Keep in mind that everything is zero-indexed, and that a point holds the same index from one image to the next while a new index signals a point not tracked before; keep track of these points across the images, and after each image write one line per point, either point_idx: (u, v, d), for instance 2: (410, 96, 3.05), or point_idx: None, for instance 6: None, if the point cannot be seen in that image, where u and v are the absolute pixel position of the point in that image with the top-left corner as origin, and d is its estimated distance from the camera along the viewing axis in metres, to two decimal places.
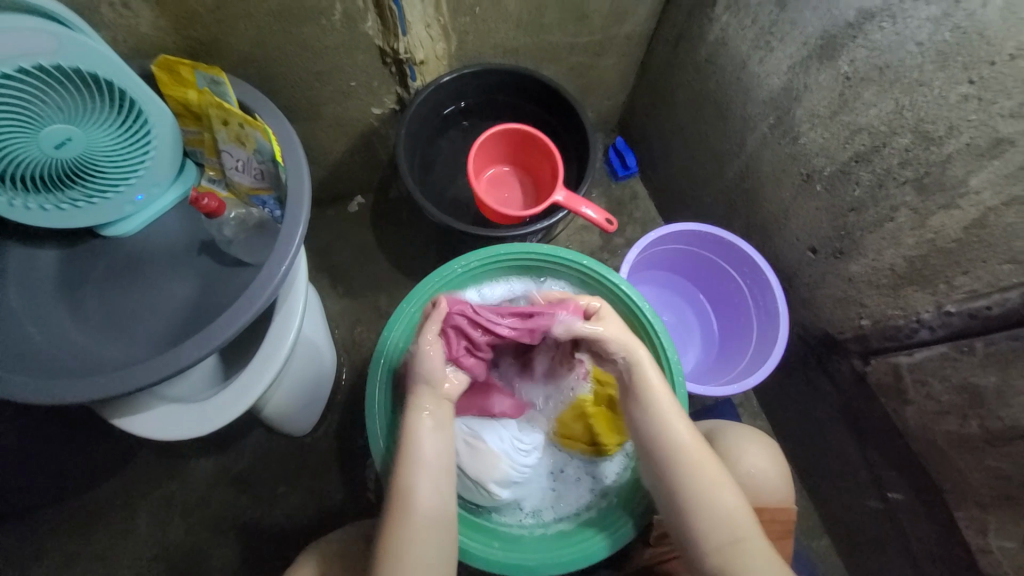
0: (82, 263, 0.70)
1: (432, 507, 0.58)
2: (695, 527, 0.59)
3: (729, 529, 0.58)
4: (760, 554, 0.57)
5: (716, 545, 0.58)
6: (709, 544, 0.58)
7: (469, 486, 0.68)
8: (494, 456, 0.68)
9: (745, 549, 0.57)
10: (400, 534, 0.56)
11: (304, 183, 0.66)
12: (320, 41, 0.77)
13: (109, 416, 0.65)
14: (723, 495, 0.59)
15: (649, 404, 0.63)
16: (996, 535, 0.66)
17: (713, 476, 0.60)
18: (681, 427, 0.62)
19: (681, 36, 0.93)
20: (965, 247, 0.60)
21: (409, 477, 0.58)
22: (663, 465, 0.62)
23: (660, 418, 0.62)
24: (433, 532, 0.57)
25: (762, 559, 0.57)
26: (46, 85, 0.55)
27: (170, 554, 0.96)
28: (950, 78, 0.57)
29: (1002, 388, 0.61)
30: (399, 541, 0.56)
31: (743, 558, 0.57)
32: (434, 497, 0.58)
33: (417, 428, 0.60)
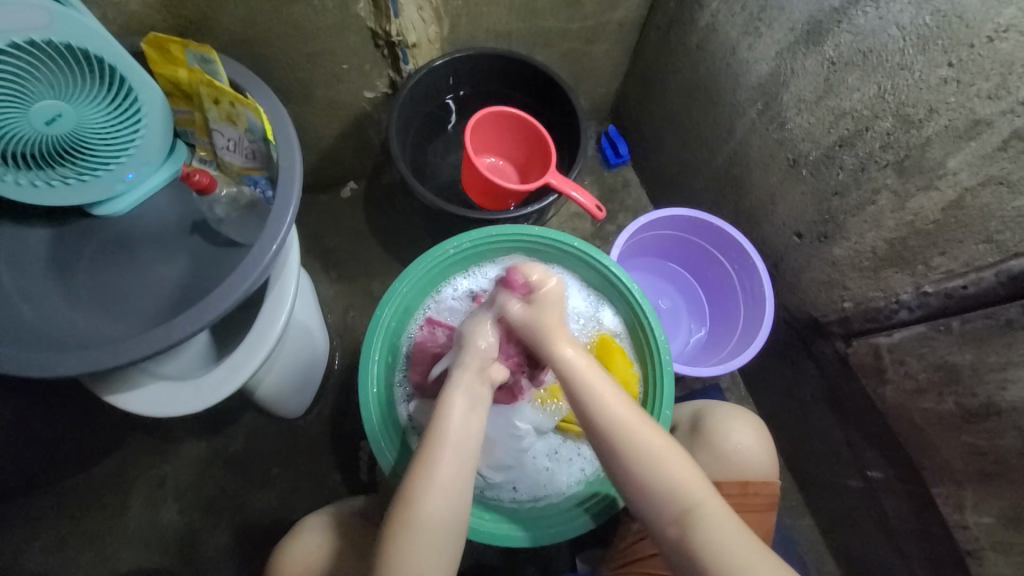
0: (73, 240, 0.70)
1: (447, 501, 0.55)
2: (648, 504, 0.57)
3: (681, 500, 0.56)
4: (717, 518, 0.55)
5: (671, 519, 0.56)
6: (666, 519, 0.56)
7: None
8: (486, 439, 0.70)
9: (701, 516, 0.55)
10: (411, 519, 0.54)
11: (295, 162, 0.66)
12: (311, 22, 0.77)
13: (101, 392, 0.66)
14: (668, 464, 0.56)
15: (574, 385, 0.60)
16: (973, 510, 0.68)
17: (653, 447, 0.57)
18: (612, 402, 0.59)
19: (672, 22, 0.94)
20: (943, 228, 0.62)
21: (432, 463, 0.57)
22: (601, 444, 0.59)
23: (586, 398, 0.59)
24: (446, 528, 0.55)
25: (722, 523, 0.55)
26: (36, 60, 0.55)
27: (164, 534, 0.97)
28: (930, 62, 0.58)
29: (977, 365, 0.63)
30: (407, 528, 0.54)
31: (700, 525, 0.54)
32: (452, 492, 0.56)
33: (448, 416, 0.60)
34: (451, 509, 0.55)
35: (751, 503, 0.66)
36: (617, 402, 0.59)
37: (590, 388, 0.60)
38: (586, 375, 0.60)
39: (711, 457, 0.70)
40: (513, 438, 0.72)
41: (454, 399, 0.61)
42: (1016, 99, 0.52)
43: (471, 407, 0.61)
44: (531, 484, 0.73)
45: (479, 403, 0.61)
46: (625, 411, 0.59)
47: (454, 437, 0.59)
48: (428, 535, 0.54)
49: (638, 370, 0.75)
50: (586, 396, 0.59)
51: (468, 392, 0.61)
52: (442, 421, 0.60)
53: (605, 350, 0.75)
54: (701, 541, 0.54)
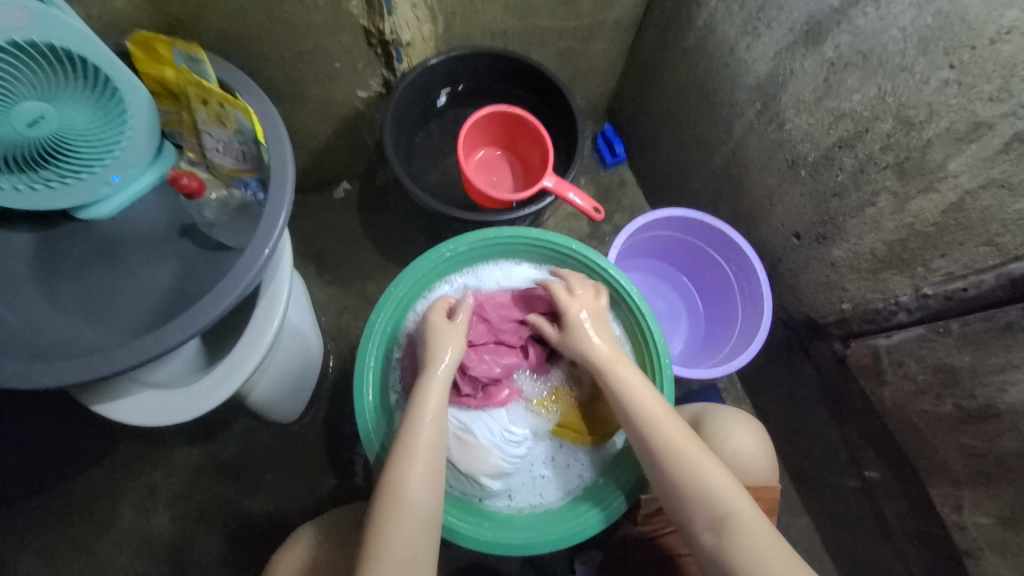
0: (57, 246, 0.68)
1: (425, 486, 0.59)
2: (684, 505, 0.59)
3: (717, 504, 0.57)
4: (753, 525, 0.56)
5: (707, 521, 0.57)
6: (701, 521, 0.58)
7: (458, 477, 0.68)
8: (482, 449, 0.68)
9: (736, 521, 0.56)
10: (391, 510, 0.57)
11: (287, 163, 0.65)
12: (303, 20, 0.75)
13: (88, 401, 0.64)
14: (704, 468, 0.59)
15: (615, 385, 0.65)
16: (971, 511, 0.68)
17: (690, 451, 0.60)
18: (651, 407, 0.63)
19: (670, 21, 0.93)
20: (943, 231, 0.62)
21: (409, 454, 0.60)
22: (643, 447, 0.62)
23: (628, 402, 0.64)
24: (421, 515, 0.58)
25: (756, 530, 0.56)
26: (17, 60, 0.53)
27: (156, 543, 0.95)
28: (931, 63, 0.57)
29: (976, 368, 0.63)
30: (390, 515, 0.57)
31: (733, 530, 0.56)
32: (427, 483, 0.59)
33: (421, 416, 0.62)
34: (426, 492, 0.59)
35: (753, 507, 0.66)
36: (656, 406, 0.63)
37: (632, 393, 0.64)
38: (627, 378, 0.65)
39: None
40: (511, 444, 0.70)
41: (427, 391, 0.63)
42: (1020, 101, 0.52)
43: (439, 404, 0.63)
44: (528, 489, 0.71)
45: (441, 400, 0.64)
46: (664, 416, 0.62)
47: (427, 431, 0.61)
48: (410, 520, 0.57)
49: None
50: (626, 398, 0.64)
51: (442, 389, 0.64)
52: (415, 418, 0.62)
53: None
54: (736, 546, 0.55)
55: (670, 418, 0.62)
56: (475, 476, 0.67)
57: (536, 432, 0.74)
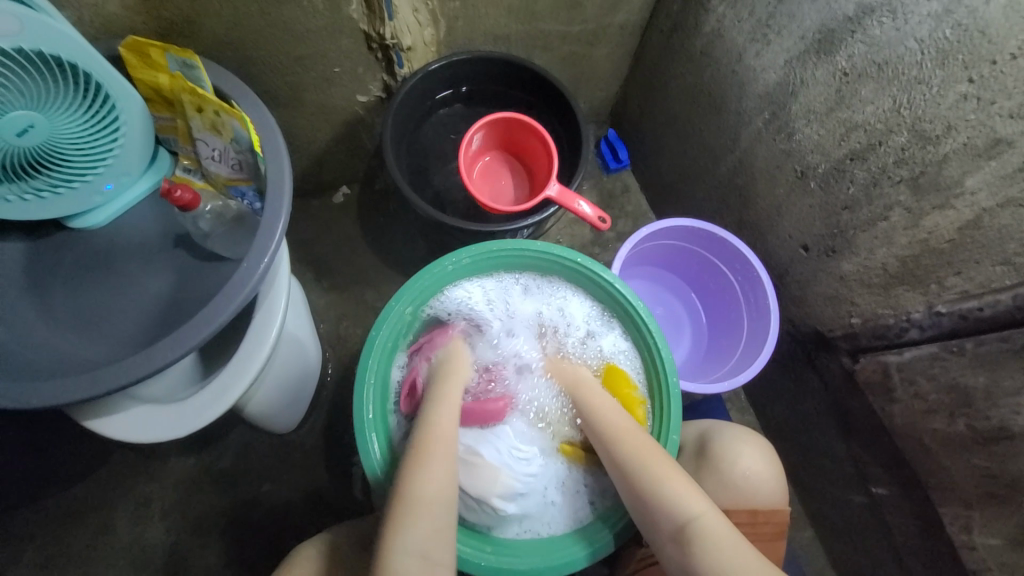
0: (48, 258, 0.66)
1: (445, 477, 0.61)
2: (648, 517, 0.60)
3: (678, 512, 0.58)
4: (716, 532, 0.56)
5: (670, 531, 0.58)
6: (665, 531, 0.59)
7: (467, 502, 0.65)
8: (492, 469, 0.67)
9: (698, 528, 0.57)
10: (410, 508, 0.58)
11: (285, 174, 0.63)
12: (302, 24, 0.73)
13: (80, 419, 0.62)
14: (664, 476, 0.60)
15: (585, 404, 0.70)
16: (981, 532, 0.67)
17: (649, 460, 0.62)
18: (613, 419, 0.67)
19: (676, 26, 0.91)
20: (958, 248, 0.60)
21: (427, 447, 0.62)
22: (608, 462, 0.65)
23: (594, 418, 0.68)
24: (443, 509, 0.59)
25: (718, 538, 0.56)
26: (5, 68, 0.51)
27: (151, 555, 0.94)
28: (949, 77, 0.56)
29: (990, 389, 0.61)
30: (409, 506, 0.58)
31: (694, 539, 0.57)
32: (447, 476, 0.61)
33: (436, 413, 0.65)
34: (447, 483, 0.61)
35: (761, 531, 0.65)
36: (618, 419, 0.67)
37: (597, 411, 0.69)
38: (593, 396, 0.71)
39: (720, 484, 0.68)
40: (518, 462, 0.69)
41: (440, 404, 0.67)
42: None
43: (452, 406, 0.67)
44: (540, 514, 0.69)
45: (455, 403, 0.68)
46: (626, 429, 0.65)
47: (444, 428, 0.64)
48: (431, 513, 0.58)
49: (643, 395, 0.73)
50: (593, 416, 0.69)
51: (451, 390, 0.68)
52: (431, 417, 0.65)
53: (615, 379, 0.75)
54: (699, 554, 0.56)
55: (631, 430, 0.65)
56: (485, 498, 0.64)
57: (542, 453, 0.73)
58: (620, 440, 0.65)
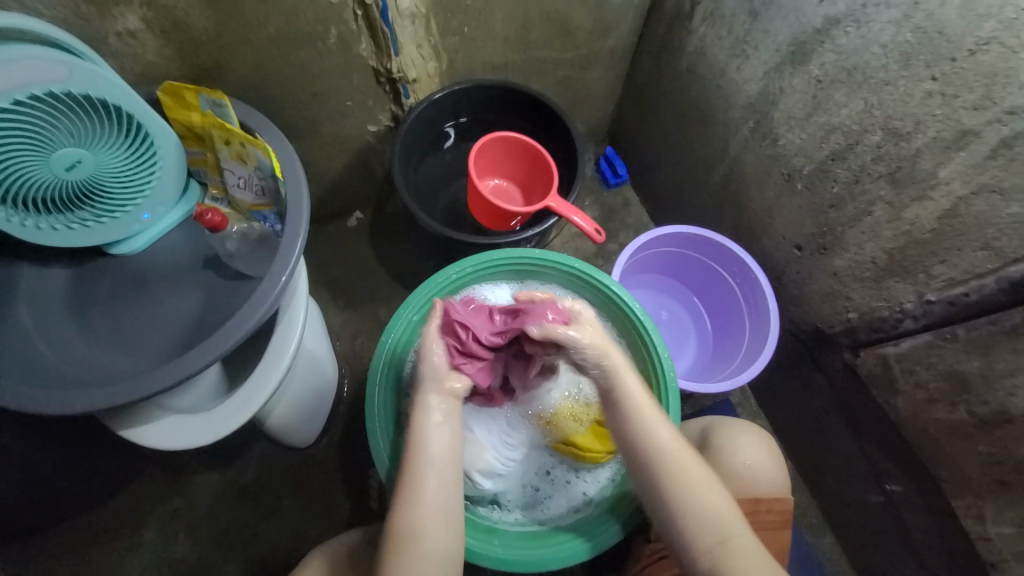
0: (91, 280, 0.72)
1: (441, 491, 0.60)
2: (685, 530, 0.59)
3: (717, 529, 0.58)
4: (752, 551, 0.57)
5: (706, 547, 0.58)
6: (700, 545, 0.58)
7: None
8: (479, 447, 0.71)
9: (737, 547, 0.57)
10: (405, 530, 0.58)
11: (303, 197, 0.69)
12: (317, 63, 0.81)
13: (116, 427, 0.67)
14: (710, 492, 0.60)
15: (631, 410, 0.63)
16: (995, 522, 0.67)
17: (695, 473, 0.61)
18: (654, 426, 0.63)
19: (663, 47, 0.97)
20: (940, 237, 0.62)
21: (418, 470, 0.60)
22: (649, 472, 0.62)
23: (641, 427, 0.63)
24: (443, 526, 0.59)
25: (754, 556, 0.57)
26: (57, 110, 0.59)
27: (176, 569, 0.97)
28: (914, 76, 0.59)
29: (986, 373, 0.62)
30: (408, 525, 0.58)
31: (733, 557, 0.57)
32: (445, 492, 0.60)
33: (426, 432, 0.61)
34: (446, 499, 0.60)
35: (763, 519, 0.66)
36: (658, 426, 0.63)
37: (644, 420, 0.63)
38: (643, 400, 0.64)
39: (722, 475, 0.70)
40: (507, 448, 0.73)
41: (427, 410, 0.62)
42: (1002, 108, 0.53)
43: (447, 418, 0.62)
44: (520, 498, 0.75)
45: (450, 417, 0.63)
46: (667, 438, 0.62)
47: (440, 446, 0.61)
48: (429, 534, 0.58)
49: None
50: (639, 424, 0.63)
51: (442, 403, 0.63)
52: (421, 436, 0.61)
53: None
54: (733, 571, 0.56)
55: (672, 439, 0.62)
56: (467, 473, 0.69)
57: (531, 444, 0.76)
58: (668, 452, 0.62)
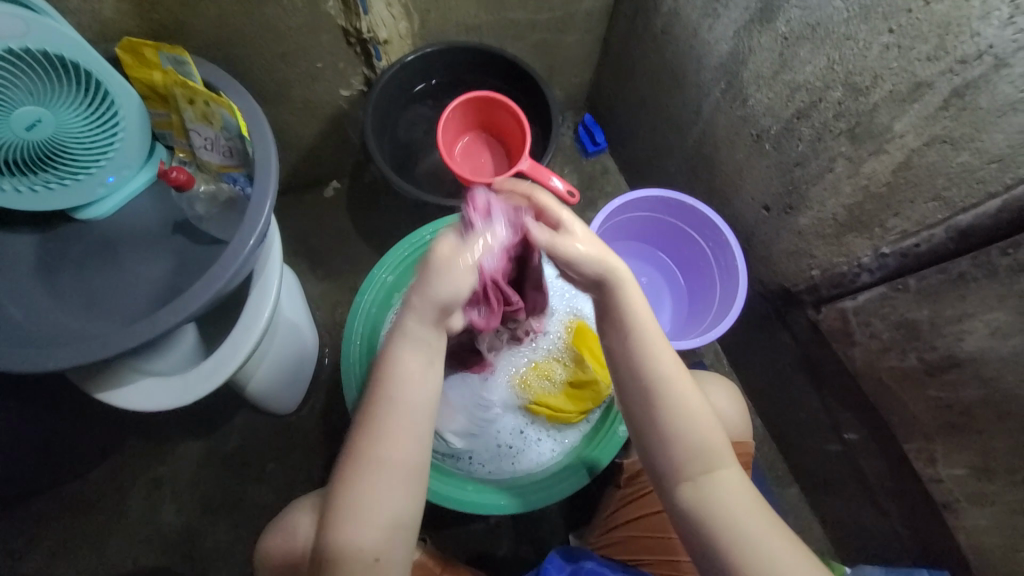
0: (58, 245, 0.71)
1: (403, 448, 0.49)
2: (671, 457, 0.53)
3: (707, 457, 0.53)
4: (734, 482, 0.54)
5: (688, 475, 0.53)
6: (682, 474, 0.54)
7: None
8: (450, 408, 0.75)
9: (721, 476, 0.53)
10: (351, 490, 0.48)
11: (270, 156, 0.68)
12: (283, 21, 0.79)
13: (92, 390, 0.68)
14: (700, 422, 0.53)
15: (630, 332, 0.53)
16: (945, 462, 0.71)
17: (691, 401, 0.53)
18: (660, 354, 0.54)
19: (638, 9, 0.96)
20: (895, 191, 0.65)
21: (381, 419, 0.49)
22: (641, 400, 0.54)
23: (638, 349, 0.53)
24: (397, 492, 0.49)
25: (736, 487, 0.53)
26: (14, 67, 0.57)
27: (164, 534, 0.99)
28: (872, 30, 0.60)
29: (934, 320, 0.66)
30: (361, 481, 0.48)
31: (715, 486, 0.53)
32: (408, 446, 0.49)
33: (396, 378, 0.49)
34: (404, 456, 0.49)
35: None
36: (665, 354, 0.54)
37: (646, 344, 0.53)
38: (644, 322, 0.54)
39: None
40: (481, 408, 0.77)
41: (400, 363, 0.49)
42: (954, 58, 0.55)
43: (427, 360, 0.50)
44: (491, 455, 0.77)
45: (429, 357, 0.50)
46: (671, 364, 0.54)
47: (413, 394, 0.49)
48: (380, 497, 0.48)
49: None
50: (638, 347, 0.53)
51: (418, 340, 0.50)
52: (393, 382, 0.49)
53: (580, 335, 0.81)
54: (715, 501, 0.52)
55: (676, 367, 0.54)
56: (440, 432, 0.75)
57: (506, 405, 0.79)
58: (665, 381, 0.53)
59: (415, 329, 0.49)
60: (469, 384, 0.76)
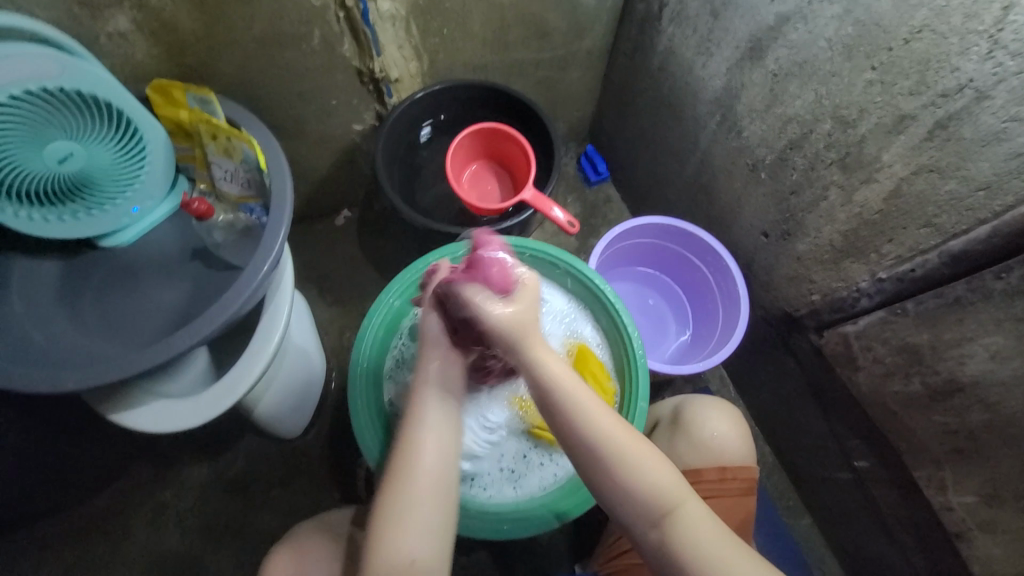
0: (81, 272, 0.75)
1: (438, 460, 0.55)
2: (629, 509, 0.54)
3: (663, 501, 0.54)
4: (697, 516, 0.54)
5: (650, 524, 0.54)
6: (645, 523, 0.54)
7: None
8: None
9: (681, 514, 0.54)
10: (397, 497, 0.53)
11: (286, 186, 0.72)
12: (301, 63, 0.85)
13: (107, 412, 0.70)
14: (648, 466, 0.54)
15: (559, 400, 0.55)
16: (955, 490, 0.70)
17: (636, 450, 0.54)
18: (591, 409, 0.55)
19: (636, 47, 1.01)
20: (887, 217, 0.67)
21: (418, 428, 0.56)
22: (583, 461, 0.55)
23: (568, 413, 0.55)
24: (440, 498, 0.54)
25: (699, 521, 0.54)
26: (50, 104, 0.61)
27: (166, 561, 0.98)
28: (856, 67, 0.63)
29: (934, 344, 0.66)
30: (410, 488, 0.53)
31: (680, 526, 0.53)
32: (441, 458, 0.55)
33: (424, 406, 0.57)
34: (442, 460, 0.55)
35: (730, 487, 0.69)
36: (597, 409, 0.55)
37: (573, 406, 0.55)
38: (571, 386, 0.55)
39: (691, 445, 0.74)
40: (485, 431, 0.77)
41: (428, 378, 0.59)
42: (936, 92, 0.57)
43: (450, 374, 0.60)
44: (493, 478, 0.77)
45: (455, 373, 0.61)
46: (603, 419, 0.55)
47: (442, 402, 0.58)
48: (427, 505, 0.53)
49: (616, 387, 0.78)
50: (569, 414, 0.54)
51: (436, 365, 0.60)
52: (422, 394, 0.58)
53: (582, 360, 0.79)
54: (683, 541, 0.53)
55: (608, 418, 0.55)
56: None
57: (510, 428, 0.79)
58: (602, 438, 0.54)
59: (435, 362, 0.60)
60: (473, 407, 0.76)
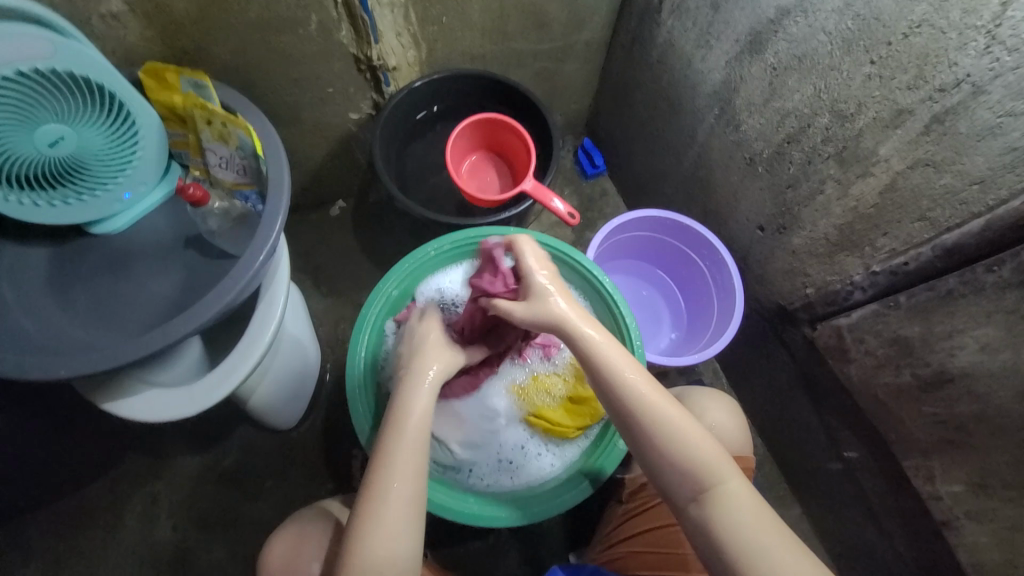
0: (71, 258, 0.73)
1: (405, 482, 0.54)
2: (667, 477, 0.55)
3: (698, 475, 0.53)
4: (737, 496, 0.52)
5: (689, 495, 0.54)
6: (683, 494, 0.54)
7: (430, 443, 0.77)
8: (455, 419, 0.77)
9: (721, 493, 0.53)
10: (371, 510, 0.53)
11: (283, 172, 0.71)
12: (298, 49, 0.83)
13: (98, 401, 0.68)
14: (688, 437, 0.54)
15: (600, 366, 0.57)
16: (942, 479, 0.71)
17: (676, 419, 0.55)
18: (634, 378, 0.56)
19: (635, 40, 1.01)
20: (882, 212, 0.68)
21: (393, 446, 0.56)
22: (626, 426, 0.57)
23: (614, 384, 0.56)
24: (406, 519, 0.53)
25: (739, 501, 0.52)
26: (41, 86, 0.60)
27: (159, 551, 0.97)
28: (855, 61, 0.64)
29: (926, 336, 0.67)
30: (383, 507, 0.52)
31: (720, 504, 0.52)
32: (410, 479, 0.54)
33: (407, 414, 0.58)
34: (411, 482, 0.54)
35: None
36: (640, 379, 0.56)
37: (614, 369, 0.57)
38: (613, 356, 0.57)
39: None
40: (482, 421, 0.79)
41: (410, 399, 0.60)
42: (934, 87, 0.58)
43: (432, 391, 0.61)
44: (490, 469, 0.78)
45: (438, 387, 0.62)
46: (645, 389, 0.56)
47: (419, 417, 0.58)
48: (396, 522, 0.52)
49: None
50: (611, 381, 0.56)
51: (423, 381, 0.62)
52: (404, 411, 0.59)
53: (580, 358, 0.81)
54: (720, 517, 0.52)
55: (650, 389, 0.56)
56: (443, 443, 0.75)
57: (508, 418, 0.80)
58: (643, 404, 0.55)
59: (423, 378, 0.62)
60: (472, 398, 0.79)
